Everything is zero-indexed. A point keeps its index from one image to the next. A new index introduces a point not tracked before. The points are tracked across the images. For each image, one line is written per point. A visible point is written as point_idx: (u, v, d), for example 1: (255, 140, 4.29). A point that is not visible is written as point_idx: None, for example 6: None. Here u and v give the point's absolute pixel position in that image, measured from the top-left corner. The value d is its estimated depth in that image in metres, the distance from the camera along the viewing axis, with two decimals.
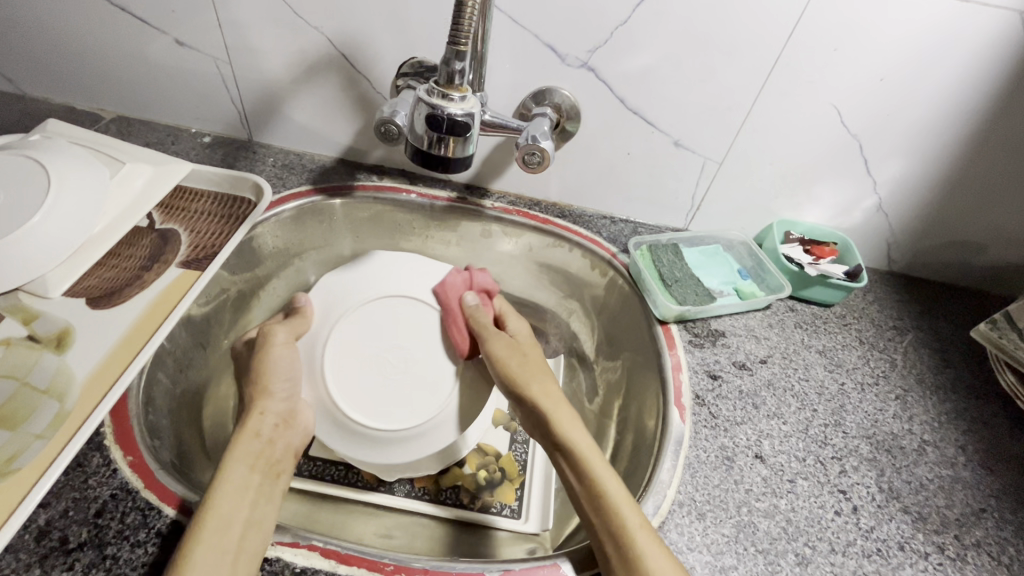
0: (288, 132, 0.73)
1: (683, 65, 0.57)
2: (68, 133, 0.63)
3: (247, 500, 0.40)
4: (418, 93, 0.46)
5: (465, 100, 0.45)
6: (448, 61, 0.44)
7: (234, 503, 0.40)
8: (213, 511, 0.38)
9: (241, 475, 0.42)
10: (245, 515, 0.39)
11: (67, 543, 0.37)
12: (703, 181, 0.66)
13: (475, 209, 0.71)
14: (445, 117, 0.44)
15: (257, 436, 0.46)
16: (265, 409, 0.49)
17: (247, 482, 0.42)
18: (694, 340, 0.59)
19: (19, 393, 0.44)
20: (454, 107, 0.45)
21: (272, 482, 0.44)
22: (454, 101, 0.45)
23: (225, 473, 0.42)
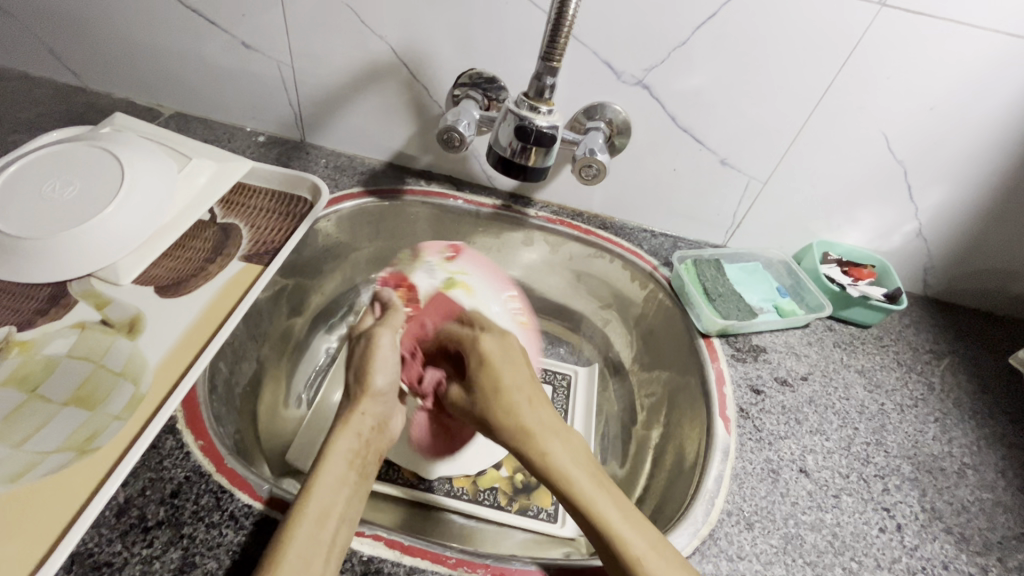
0: (341, 135, 0.75)
1: (736, 88, 0.59)
2: (135, 127, 0.65)
3: (342, 500, 0.41)
4: (507, 105, 0.49)
5: (552, 114, 0.48)
6: (540, 76, 0.46)
7: (332, 497, 0.40)
8: (310, 503, 0.39)
9: (339, 470, 0.43)
10: (339, 515, 0.40)
11: (146, 520, 0.39)
12: (746, 199, 0.68)
13: (520, 217, 0.73)
14: (533, 128, 0.47)
15: (357, 434, 0.47)
16: (363, 410, 0.49)
17: (346, 478, 0.43)
18: (736, 354, 0.61)
19: (96, 375, 0.46)
20: (542, 120, 0.47)
21: (367, 481, 0.44)
22: (541, 114, 0.47)
23: (326, 466, 0.43)
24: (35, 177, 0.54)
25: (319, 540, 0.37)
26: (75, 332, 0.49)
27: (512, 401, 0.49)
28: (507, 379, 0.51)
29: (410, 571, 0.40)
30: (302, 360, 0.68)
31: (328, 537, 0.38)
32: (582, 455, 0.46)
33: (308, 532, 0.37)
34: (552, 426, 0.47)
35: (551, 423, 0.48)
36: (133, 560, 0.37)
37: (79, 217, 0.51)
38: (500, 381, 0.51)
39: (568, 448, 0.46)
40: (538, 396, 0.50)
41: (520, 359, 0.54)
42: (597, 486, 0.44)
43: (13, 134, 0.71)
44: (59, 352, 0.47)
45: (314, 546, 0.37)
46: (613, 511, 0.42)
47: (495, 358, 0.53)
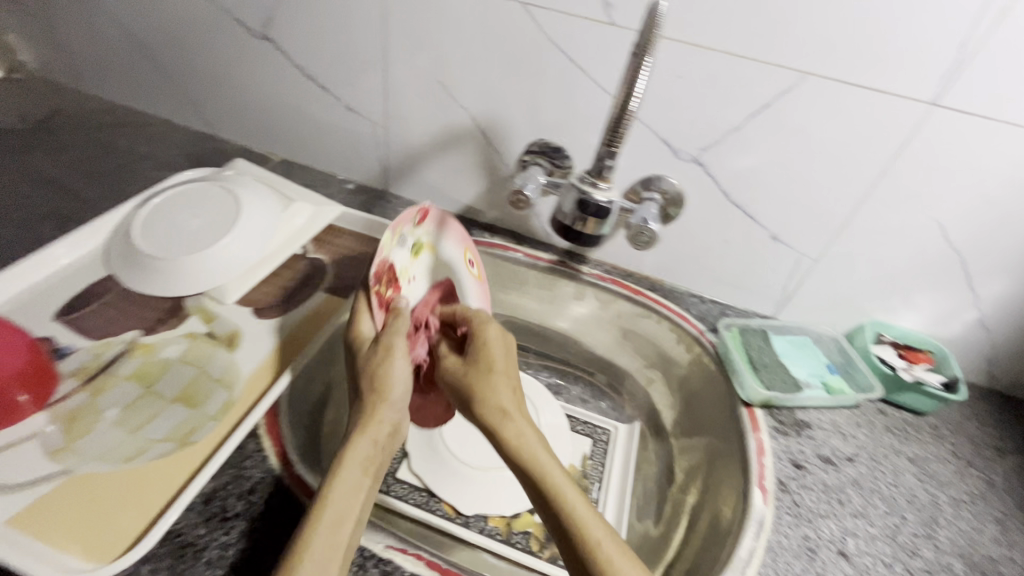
0: (418, 187, 0.84)
1: (788, 170, 0.62)
2: (252, 172, 0.77)
3: (345, 530, 0.42)
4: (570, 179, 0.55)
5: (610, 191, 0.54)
6: (602, 158, 0.52)
7: (344, 505, 0.43)
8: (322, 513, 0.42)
9: (344, 491, 0.44)
10: (337, 551, 0.41)
11: (226, 511, 0.44)
12: (796, 275, 0.70)
13: (574, 273, 0.78)
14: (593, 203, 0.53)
15: (374, 441, 0.48)
16: (378, 420, 0.50)
17: (360, 483, 0.45)
18: (779, 427, 0.61)
19: (199, 379, 0.54)
20: (601, 196, 0.53)
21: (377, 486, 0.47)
22: (601, 190, 0.53)
23: (340, 475, 0.45)
24: (170, 208, 0.65)
25: (312, 574, 0.39)
26: (186, 340, 0.57)
27: (489, 378, 0.53)
28: (482, 371, 0.54)
29: None
30: None
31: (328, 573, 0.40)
32: (537, 444, 0.48)
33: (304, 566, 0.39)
34: (510, 404, 0.51)
35: (509, 402, 0.51)
36: (213, 545, 0.42)
37: (202, 245, 0.62)
38: (484, 381, 0.53)
39: (521, 427, 0.49)
40: (500, 376, 0.53)
41: (510, 358, 0.56)
42: (569, 485, 0.45)
43: (155, 170, 0.85)
44: (172, 356, 0.55)
45: (327, 561, 0.40)
46: (566, 490, 0.44)
47: (490, 364, 0.55)
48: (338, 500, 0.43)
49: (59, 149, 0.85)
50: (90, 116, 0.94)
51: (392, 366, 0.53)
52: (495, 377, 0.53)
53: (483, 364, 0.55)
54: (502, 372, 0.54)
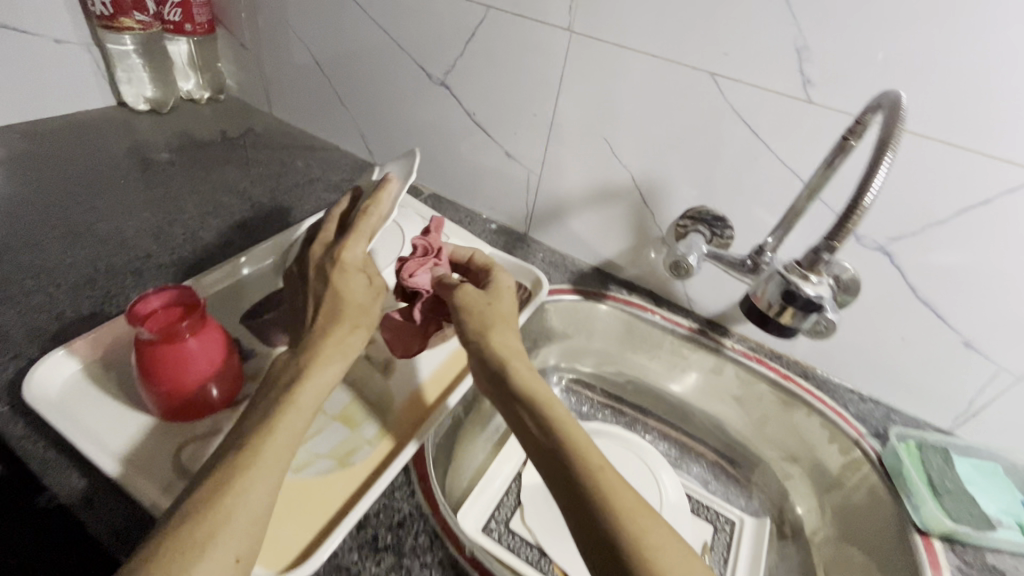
0: (560, 235, 0.85)
1: (999, 274, 0.55)
2: (413, 205, 0.82)
3: (268, 473, 0.39)
4: (775, 268, 0.53)
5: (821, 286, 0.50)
6: (819, 251, 0.50)
7: (280, 450, 0.41)
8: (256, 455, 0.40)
9: (279, 433, 0.41)
10: (266, 494, 0.38)
11: (377, 541, 0.46)
12: (989, 390, 0.61)
13: (715, 345, 0.74)
14: (798, 292, 0.49)
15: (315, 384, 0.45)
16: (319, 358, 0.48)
17: (295, 430, 0.42)
18: (964, 568, 0.52)
19: (358, 401, 0.56)
20: (810, 287, 0.49)
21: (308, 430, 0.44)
22: (811, 282, 0.50)
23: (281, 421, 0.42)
24: (318, 219, 0.68)
25: (237, 515, 0.37)
26: None
27: (505, 335, 0.51)
28: (502, 330, 0.51)
29: None
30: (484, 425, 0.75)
31: (247, 516, 0.37)
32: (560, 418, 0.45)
33: (226, 506, 0.36)
34: (531, 373, 0.48)
35: (530, 371, 0.49)
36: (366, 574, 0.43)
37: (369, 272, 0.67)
38: (499, 339, 0.51)
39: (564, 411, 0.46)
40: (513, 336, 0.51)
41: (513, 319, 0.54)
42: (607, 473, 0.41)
43: (324, 191, 0.93)
44: None
45: (260, 506, 0.38)
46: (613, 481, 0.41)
47: (498, 320, 0.52)
48: (282, 443, 0.41)
49: (250, 164, 0.97)
50: (275, 136, 1.06)
51: (349, 283, 0.53)
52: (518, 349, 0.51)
53: (490, 318, 0.52)
54: (511, 326, 0.53)
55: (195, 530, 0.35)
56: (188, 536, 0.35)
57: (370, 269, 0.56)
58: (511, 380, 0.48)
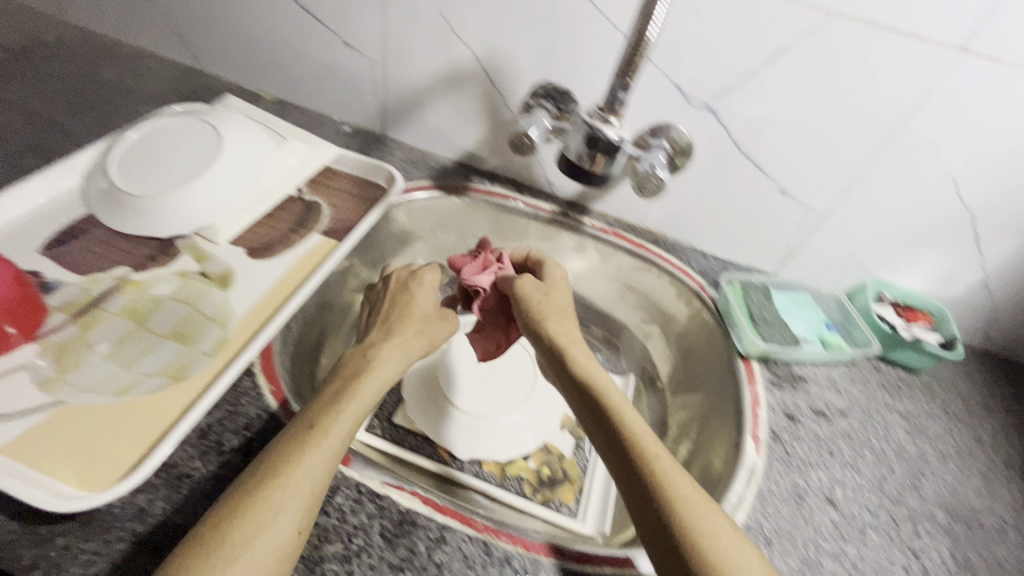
0: (417, 132, 0.81)
1: (802, 119, 0.60)
2: (244, 110, 0.73)
3: (313, 460, 0.41)
4: (581, 114, 0.52)
5: (622, 125, 0.51)
6: (615, 90, 0.50)
7: (331, 445, 0.43)
8: (313, 442, 0.42)
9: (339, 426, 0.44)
10: (320, 481, 0.40)
11: (222, 445, 0.44)
12: (801, 231, 0.69)
13: (575, 224, 0.76)
14: (602, 138, 0.50)
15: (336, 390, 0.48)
16: (371, 369, 0.51)
17: (344, 430, 0.44)
18: (775, 380, 0.61)
19: (193, 316, 0.52)
20: (611, 131, 0.50)
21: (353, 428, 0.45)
22: (612, 125, 0.50)
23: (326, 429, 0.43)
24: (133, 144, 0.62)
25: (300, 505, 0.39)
26: (178, 279, 0.56)
27: (568, 324, 0.60)
28: (556, 316, 0.60)
29: (440, 527, 0.43)
30: (359, 332, 0.75)
31: (300, 503, 0.39)
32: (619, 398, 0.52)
33: (267, 500, 0.38)
34: (586, 355, 0.57)
35: (583, 352, 0.58)
36: (209, 476, 0.42)
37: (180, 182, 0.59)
38: (553, 328, 0.59)
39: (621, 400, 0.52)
40: (569, 321, 0.61)
41: (569, 314, 0.62)
42: (646, 432, 0.48)
43: (140, 105, 0.81)
44: (164, 293, 0.54)
45: (307, 486, 0.39)
46: (640, 429, 0.49)
47: (552, 305, 0.61)
48: (332, 440, 0.42)
49: (38, 78, 0.81)
50: (70, 45, 0.89)
51: (415, 295, 0.60)
52: (573, 334, 0.59)
53: (546, 313, 0.60)
54: (566, 312, 0.62)
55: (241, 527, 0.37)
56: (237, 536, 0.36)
57: (406, 276, 0.63)
58: (569, 365, 0.56)
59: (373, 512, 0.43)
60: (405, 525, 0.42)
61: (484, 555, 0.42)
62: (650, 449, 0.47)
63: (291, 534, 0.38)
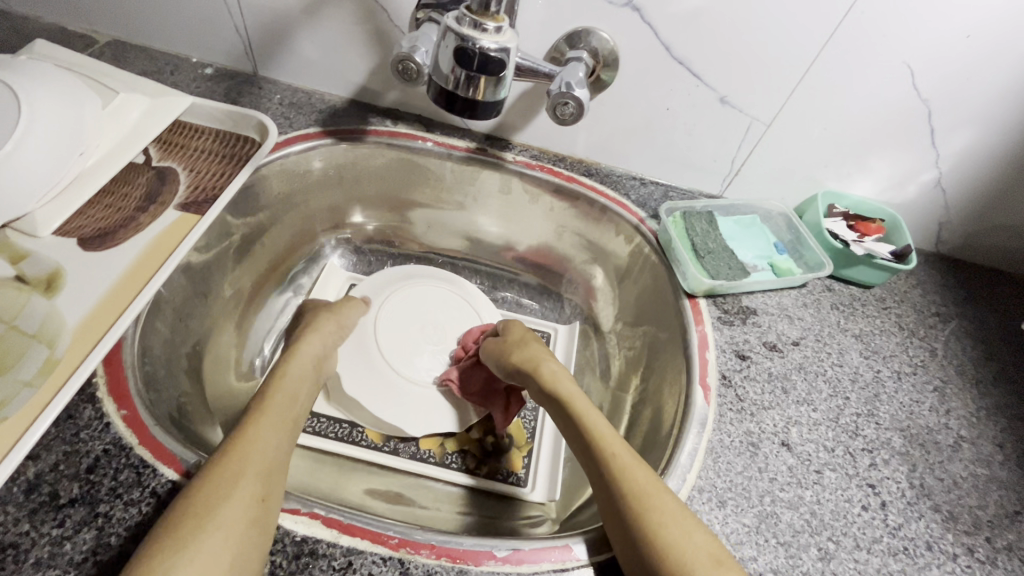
0: (294, 67, 0.66)
1: (740, 8, 0.50)
2: (57, 57, 0.57)
3: (260, 459, 0.38)
4: (446, 21, 0.40)
5: (501, 32, 0.39)
6: None
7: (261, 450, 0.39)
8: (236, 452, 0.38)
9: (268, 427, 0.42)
10: (269, 470, 0.38)
11: (57, 498, 0.35)
12: (747, 144, 0.61)
13: (495, 162, 0.66)
14: (477, 51, 0.38)
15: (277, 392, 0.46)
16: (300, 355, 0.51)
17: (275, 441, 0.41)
18: (723, 316, 0.56)
19: (8, 336, 0.41)
20: (489, 40, 0.39)
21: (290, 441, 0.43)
22: (488, 32, 0.39)
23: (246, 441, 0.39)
24: None
25: (254, 495, 0.36)
26: None
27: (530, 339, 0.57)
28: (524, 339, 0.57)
29: (347, 553, 0.36)
30: (262, 315, 0.64)
31: (246, 498, 0.35)
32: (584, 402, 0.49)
33: (218, 495, 0.35)
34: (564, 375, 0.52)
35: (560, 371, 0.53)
36: (41, 541, 0.34)
37: None
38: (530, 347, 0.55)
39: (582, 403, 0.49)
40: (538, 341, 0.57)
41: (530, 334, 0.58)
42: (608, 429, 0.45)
43: None
44: None
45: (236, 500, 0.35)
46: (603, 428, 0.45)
47: (516, 333, 0.58)
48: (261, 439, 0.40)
49: None
50: None
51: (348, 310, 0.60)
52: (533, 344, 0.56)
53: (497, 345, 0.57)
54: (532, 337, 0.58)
55: (185, 524, 0.33)
56: (177, 536, 0.33)
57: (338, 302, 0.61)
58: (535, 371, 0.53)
59: None
60: (302, 559, 0.36)
61: None
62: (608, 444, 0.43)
63: (245, 520, 0.34)
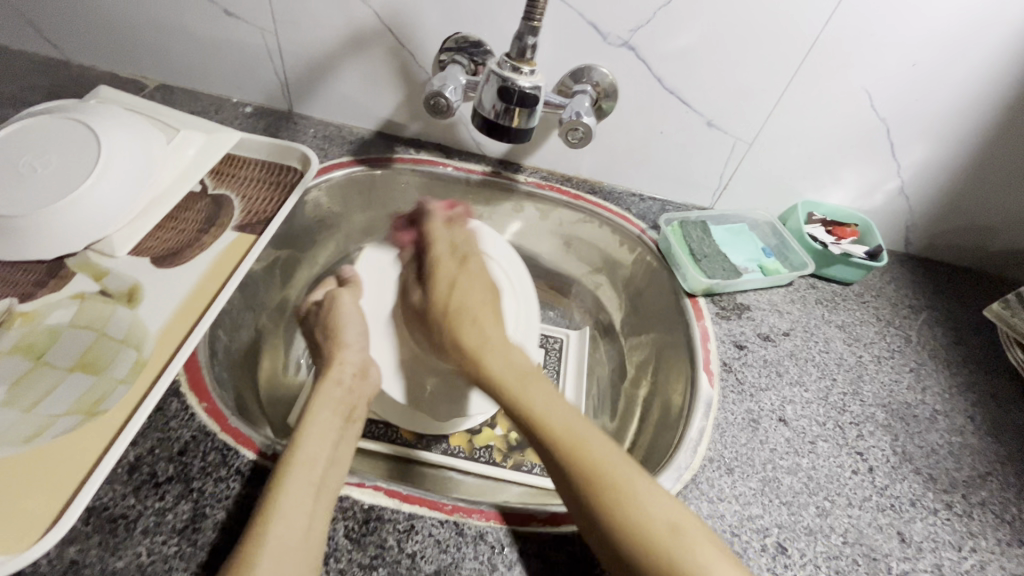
0: (326, 104, 0.74)
1: (721, 47, 0.59)
2: (121, 100, 0.64)
3: (319, 460, 0.42)
4: (489, 66, 0.48)
5: (535, 74, 0.47)
6: (522, 35, 0.46)
7: (316, 446, 0.43)
8: (297, 452, 0.42)
9: (324, 418, 0.46)
10: (326, 457, 0.42)
11: (156, 476, 0.41)
12: (733, 161, 0.69)
13: (509, 183, 0.74)
14: (516, 89, 0.46)
15: (337, 384, 0.49)
16: (342, 360, 0.52)
17: (327, 435, 0.44)
18: (721, 312, 0.63)
19: (99, 342, 0.47)
20: (524, 80, 0.46)
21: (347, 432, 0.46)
22: (524, 74, 0.47)
23: (302, 440, 0.43)
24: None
25: (315, 482, 0.40)
26: (75, 303, 0.50)
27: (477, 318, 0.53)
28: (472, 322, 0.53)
29: (409, 517, 0.42)
30: (301, 327, 0.70)
31: (307, 495, 0.39)
32: (518, 371, 0.49)
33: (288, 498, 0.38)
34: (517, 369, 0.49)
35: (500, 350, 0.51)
36: (147, 512, 0.39)
37: (50, 198, 0.50)
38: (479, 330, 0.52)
39: (506, 360, 0.50)
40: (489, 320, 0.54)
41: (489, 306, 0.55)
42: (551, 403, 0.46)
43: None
44: (62, 322, 0.48)
45: (302, 500, 0.39)
46: (541, 401, 0.46)
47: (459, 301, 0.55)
48: (314, 438, 0.43)
49: None
50: None
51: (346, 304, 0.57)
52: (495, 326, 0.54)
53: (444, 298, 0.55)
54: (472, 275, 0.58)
55: (263, 513, 0.38)
56: (255, 535, 0.36)
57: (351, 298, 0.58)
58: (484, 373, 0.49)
59: (334, 515, 0.41)
60: (371, 522, 0.41)
61: (457, 536, 0.41)
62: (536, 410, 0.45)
63: (307, 512, 0.38)
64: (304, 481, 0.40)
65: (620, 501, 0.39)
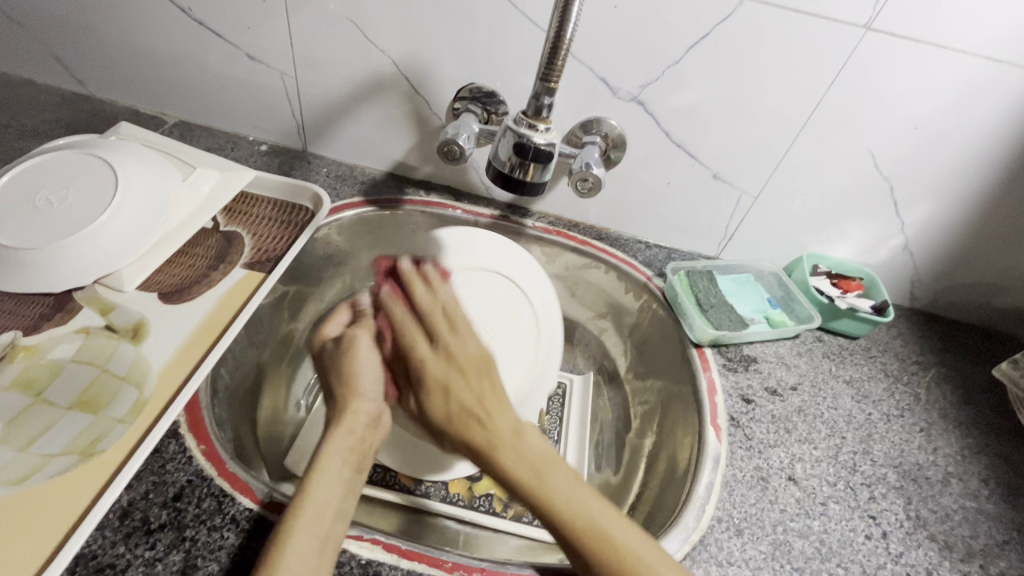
0: (341, 145, 0.76)
1: (726, 105, 0.61)
2: (140, 136, 0.65)
3: (332, 509, 0.40)
4: (505, 122, 0.50)
5: (550, 132, 0.49)
6: (538, 95, 0.47)
7: (327, 494, 0.40)
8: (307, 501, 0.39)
9: (336, 467, 0.42)
10: (334, 509, 0.40)
11: (148, 523, 0.40)
12: (739, 212, 0.70)
13: (517, 228, 0.75)
14: (531, 146, 0.48)
15: (351, 432, 0.45)
16: (354, 410, 0.46)
17: (342, 476, 0.42)
18: (728, 364, 0.62)
19: (100, 379, 0.47)
20: (539, 138, 0.48)
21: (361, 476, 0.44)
22: (539, 131, 0.48)
23: (314, 483, 0.40)
24: (12, 185, 0.53)
25: (320, 538, 0.38)
26: (79, 337, 0.49)
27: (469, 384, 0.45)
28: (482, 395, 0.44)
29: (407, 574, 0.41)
30: (304, 365, 0.70)
31: (313, 550, 0.37)
32: (531, 456, 0.42)
33: (292, 553, 0.37)
34: (506, 423, 0.43)
35: (503, 420, 0.43)
36: (136, 562, 0.38)
37: (62, 231, 0.50)
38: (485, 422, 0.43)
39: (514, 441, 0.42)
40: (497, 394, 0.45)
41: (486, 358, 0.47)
42: (608, 521, 0.39)
43: (19, 141, 0.72)
44: (64, 357, 0.48)
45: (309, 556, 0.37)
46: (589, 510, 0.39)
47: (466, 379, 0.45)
48: (321, 485, 0.41)
49: None
50: None
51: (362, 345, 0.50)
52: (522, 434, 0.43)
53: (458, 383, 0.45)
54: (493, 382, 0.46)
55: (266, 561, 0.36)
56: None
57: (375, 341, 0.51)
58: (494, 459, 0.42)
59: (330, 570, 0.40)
60: None
61: None
62: (585, 534, 0.38)
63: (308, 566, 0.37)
64: (309, 532, 0.38)
65: (606, 556, 0.38)
